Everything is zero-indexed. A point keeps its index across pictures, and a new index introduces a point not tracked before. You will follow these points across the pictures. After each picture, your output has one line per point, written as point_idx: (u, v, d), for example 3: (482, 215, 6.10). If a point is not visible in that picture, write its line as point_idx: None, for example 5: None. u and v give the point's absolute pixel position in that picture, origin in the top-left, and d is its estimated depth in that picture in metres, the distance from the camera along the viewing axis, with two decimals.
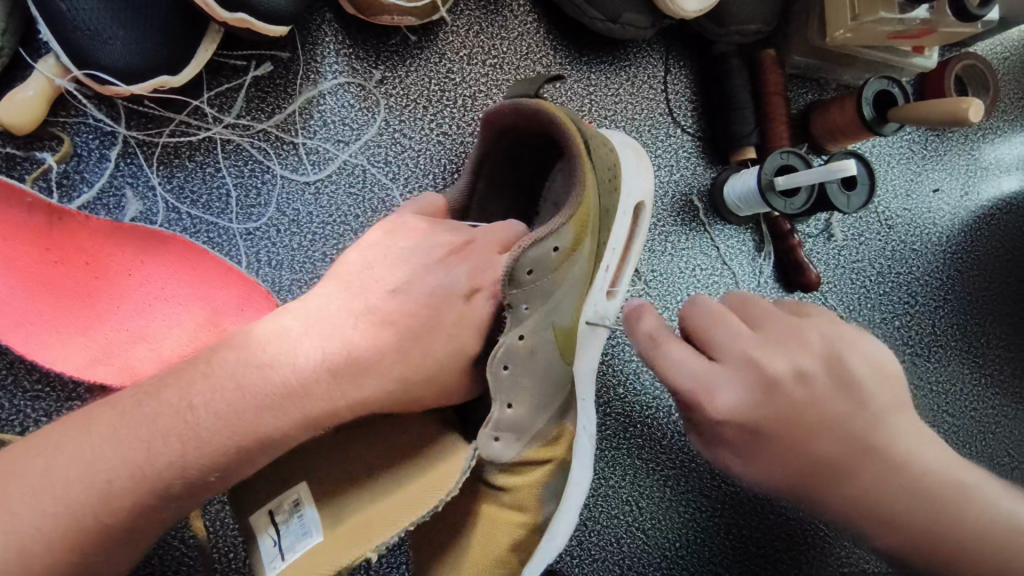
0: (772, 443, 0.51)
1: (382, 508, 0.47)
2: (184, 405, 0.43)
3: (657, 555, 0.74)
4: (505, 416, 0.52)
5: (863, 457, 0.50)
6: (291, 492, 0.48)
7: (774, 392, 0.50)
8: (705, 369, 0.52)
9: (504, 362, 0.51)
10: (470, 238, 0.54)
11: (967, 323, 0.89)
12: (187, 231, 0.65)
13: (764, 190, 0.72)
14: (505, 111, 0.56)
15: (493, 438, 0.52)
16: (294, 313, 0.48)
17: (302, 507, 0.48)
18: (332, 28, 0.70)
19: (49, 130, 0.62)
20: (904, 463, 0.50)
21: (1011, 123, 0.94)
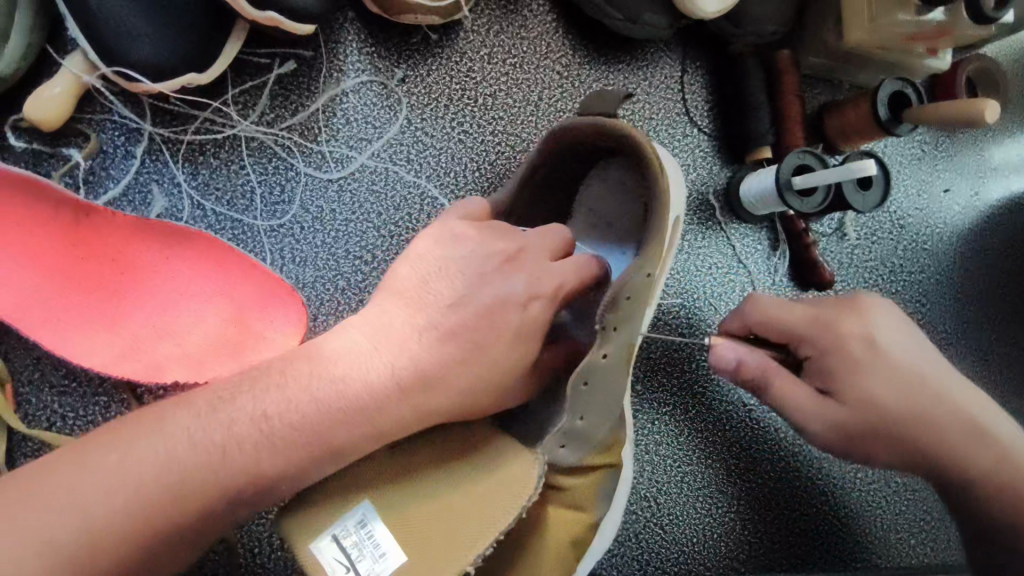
0: (850, 383, 0.59)
1: (455, 516, 0.48)
2: (258, 411, 0.47)
3: (675, 551, 0.75)
4: (574, 428, 0.54)
5: (926, 410, 0.60)
6: (355, 511, 0.48)
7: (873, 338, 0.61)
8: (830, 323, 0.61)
9: (585, 378, 0.52)
10: (521, 246, 0.55)
11: (978, 322, 0.90)
12: (212, 228, 0.65)
13: (782, 189, 0.73)
14: (587, 127, 0.58)
15: (559, 446, 0.55)
16: (359, 329, 0.51)
17: (370, 522, 0.48)
18: (355, 26, 0.70)
19: (76, 127, 0.62)
20: (953, 405, 0.61)
21: (1021, 124, 0.95)
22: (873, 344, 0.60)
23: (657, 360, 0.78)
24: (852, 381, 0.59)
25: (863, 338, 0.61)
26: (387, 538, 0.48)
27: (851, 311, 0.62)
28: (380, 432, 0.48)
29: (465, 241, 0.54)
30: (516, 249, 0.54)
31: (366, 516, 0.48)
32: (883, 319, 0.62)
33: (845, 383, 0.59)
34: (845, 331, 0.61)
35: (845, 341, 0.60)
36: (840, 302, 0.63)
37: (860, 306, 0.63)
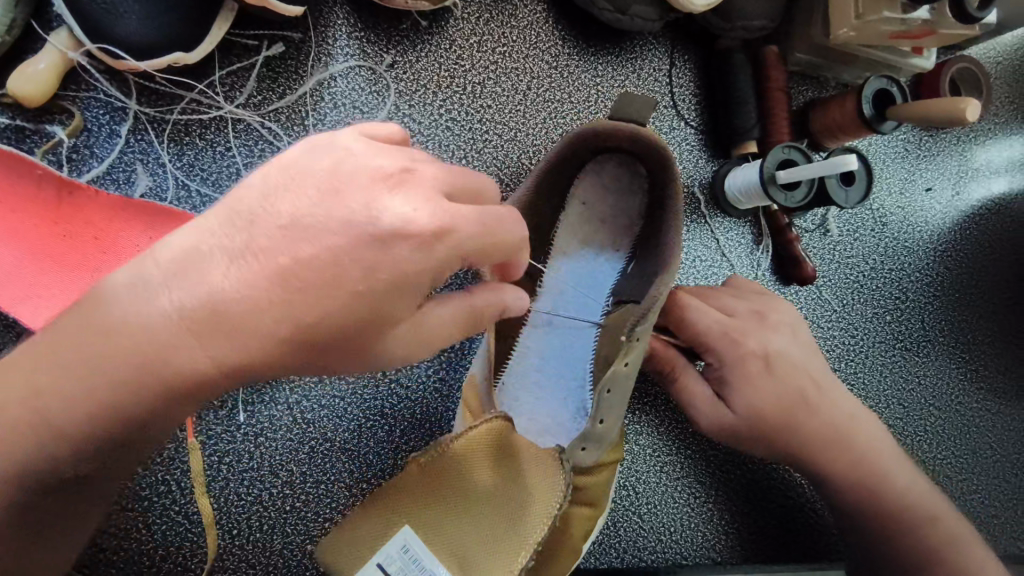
0: (744, 384, 0.66)
1: (497, 533, 0.53)
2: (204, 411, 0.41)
3: (652, 539, 0.75)
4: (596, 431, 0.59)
5: (801, 421, 0.65)
6: (397, 539, 0.52)
7: (771, 338, 0.68)
8: (732, 324, 0.67)
9: (608, 387, 0.58)
10: (409, 164, 0.41)
11: (955, 320, 0.92)
12: (197, 209, 0.65)
13: (766, 183, 0.74)
14: (605, 129, 0.59)
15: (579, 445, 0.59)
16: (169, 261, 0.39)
17: (413, 549, 0.52)
18: (344, 10, 0.70)
19: (59, 104, 0.62)
20: (840, 410, 0.67)
21: (1002, 126, 0.96)
22: (764, 355, 0.66)
23: None
24: (738, 390, 0.66)
25: (759, 354, 0.66)
26: (428, 557, 0.52)
27: (759, 327, 0.68)
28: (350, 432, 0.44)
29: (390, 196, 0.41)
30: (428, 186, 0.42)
31: (406, 542, 0.52)
32: (783, 336, 0.69)
33: (733, 391, 0.66)
34: (742, 347, 0.66)
35: (743, 356, 0.66)
36: (750, 314, 0.69)
37: (772, 322, 0.69)
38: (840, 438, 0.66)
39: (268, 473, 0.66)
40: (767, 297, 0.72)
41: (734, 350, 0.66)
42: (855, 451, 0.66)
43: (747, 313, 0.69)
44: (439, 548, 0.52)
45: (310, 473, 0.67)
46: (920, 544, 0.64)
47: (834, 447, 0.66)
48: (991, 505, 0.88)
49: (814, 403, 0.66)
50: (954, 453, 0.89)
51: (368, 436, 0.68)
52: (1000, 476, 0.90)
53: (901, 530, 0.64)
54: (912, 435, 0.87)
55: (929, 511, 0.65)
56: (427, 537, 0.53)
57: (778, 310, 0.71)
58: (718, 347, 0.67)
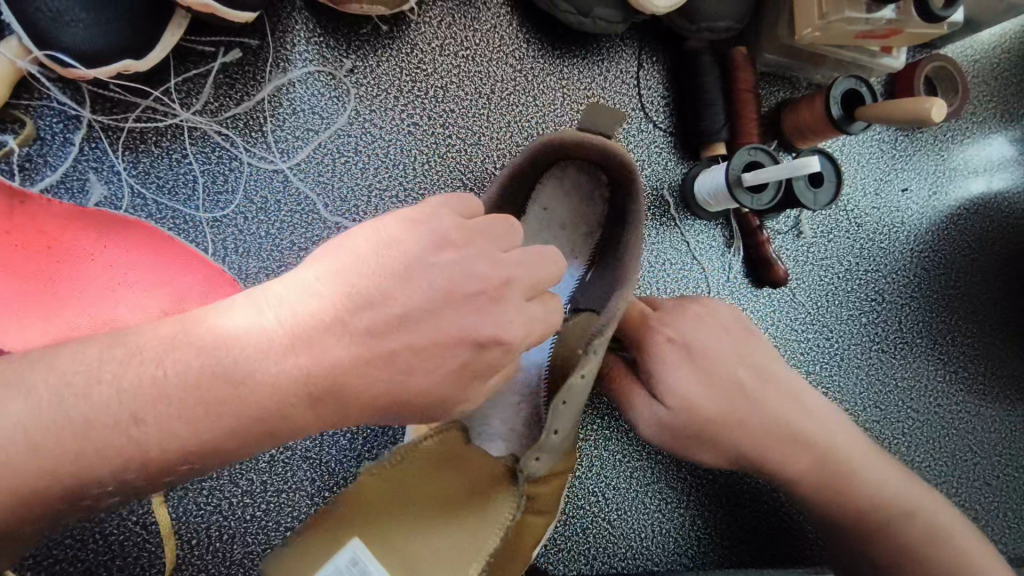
0: (682, 375, 0.64)
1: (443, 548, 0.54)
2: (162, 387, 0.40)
3: (622, 546, 0.74)
4: (551, 443, 0.55)
5: (743, 414, 0.66)
6: (346, 550, 0.51)
7: (704, 328, 0.67)
8: (660, 316, 0.67)
9: (562, 398, 0.53)
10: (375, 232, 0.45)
11: (932, 321, 0.90)
12: (153, 217, 0.65)
13: (731, 186, 0.73)
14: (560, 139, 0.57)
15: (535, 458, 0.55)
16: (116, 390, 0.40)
17: (362, 561, 0.51)
18: (302, 15, 0.70)
19: (12, 113, 0.62)
20: (784, 401, 0.67)
21: (980, 125, 0.95)
22: (693, 347, 0.66)
23: None
24: (670, 387, 0.64)
25: (686, 345, 0.65)
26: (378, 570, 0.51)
27: (687, 319, 0.67)
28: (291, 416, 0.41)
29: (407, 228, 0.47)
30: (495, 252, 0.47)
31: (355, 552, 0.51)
32: (711, 330, 0.67)
33: (668, 390, 0.64)
34: (665, 336, 0.65)
35: (668, 346, 0.65)
36: (677, 308, 0.68)
37: (698, 314, 0.68)
38: (795, 430, 0.67)
39: (228, 482, 0.65)
40: (700, 296, 0.71)
41: (665, 339, 0.65)
42: (809, 440, 0.67)
43: (675, 308, 0.68)
44: (391, 560, 0.52)
45: (271, 482, 0.66)
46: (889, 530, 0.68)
47: (794, 442, 0.67)
48: (971, 507, 0.87)
49: (758, 399, 0.66)
50: (933, 456, 0.88)
51: (330, 444, 0.68)
52: (979, 478, 0.88)
53: (869, 518, 0.68)
54: (890, 438, 0.86)
55: (907, 506, 0.68)
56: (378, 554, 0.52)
57: (705, 303, 0.70)
58: (648, 339, 0.65)
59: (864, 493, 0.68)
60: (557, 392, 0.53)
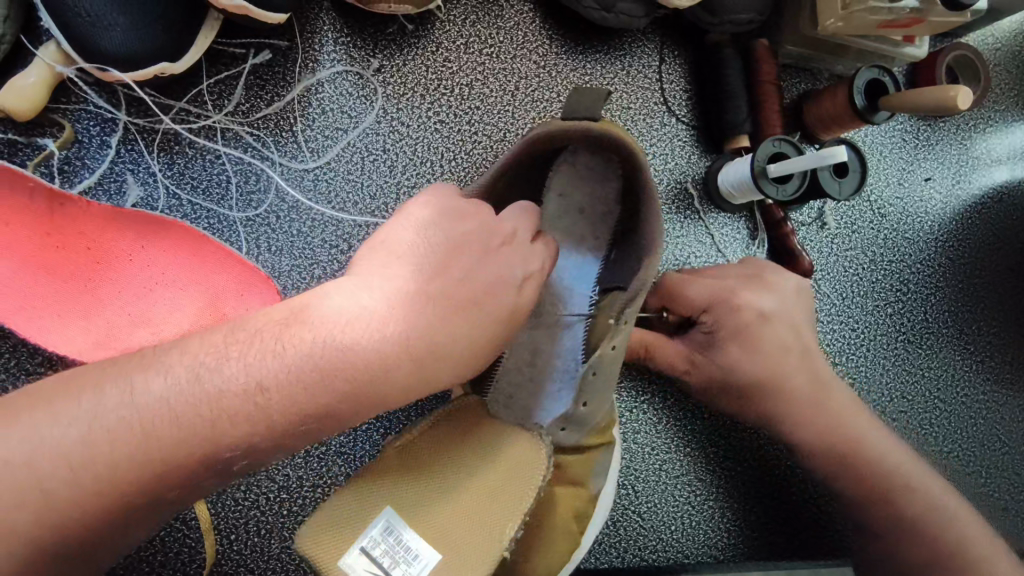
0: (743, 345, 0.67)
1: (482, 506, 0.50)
2: (254, 387, 0.40)
3: (653, 538, 0.75)
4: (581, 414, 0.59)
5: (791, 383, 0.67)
6: (379, 521, 0.48)
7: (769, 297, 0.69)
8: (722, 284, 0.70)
9: (591, 371, 0.57)
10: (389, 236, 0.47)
11: (958, 311, 0.90)
12: (188, 217, 0.66)
13: (756, 177, 0.73)
14: (605, 138, 0.56)
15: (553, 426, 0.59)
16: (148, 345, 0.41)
17: (397, 530, 0.48)
18: (329, 16, 0.71)
19: (51, 117, 0.63)
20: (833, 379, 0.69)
21: (1003, 114, 0.95)
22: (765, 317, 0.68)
23: None
24: (728, 348, 0.67)
25: (754, 308, 0.68)
26: (416, 540, 0.48)
27: (753, 285, 0.70)
28: (338, 415, 0.41)
29: (410, 215, 0.48)
30: (505, 233, 0.49)
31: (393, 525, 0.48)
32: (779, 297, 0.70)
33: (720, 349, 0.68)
34: (737, 305, 0.68)
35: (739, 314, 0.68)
36: (747, 275, 0.71)
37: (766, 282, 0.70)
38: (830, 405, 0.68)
39: (265, 477, 0.66)
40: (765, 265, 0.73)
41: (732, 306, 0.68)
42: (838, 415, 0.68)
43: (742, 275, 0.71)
44: (422, 524, 0.48)
45: (306, 476, 0.66)
46: (909, 518, 0.66)
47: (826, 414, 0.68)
48: (1000, 498, 0.88)
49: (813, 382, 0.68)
50: (960, 446, 0.87)
51: (363, 438, 0.68)
52: (1007, 468, 0.89)
53: (895, 510, 0.66)
54: (918, 428, 0.86)
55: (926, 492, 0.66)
56: (415, 526, 0.48)
57: (780, 274, 0.72)
58: (716, 308, 0.68)
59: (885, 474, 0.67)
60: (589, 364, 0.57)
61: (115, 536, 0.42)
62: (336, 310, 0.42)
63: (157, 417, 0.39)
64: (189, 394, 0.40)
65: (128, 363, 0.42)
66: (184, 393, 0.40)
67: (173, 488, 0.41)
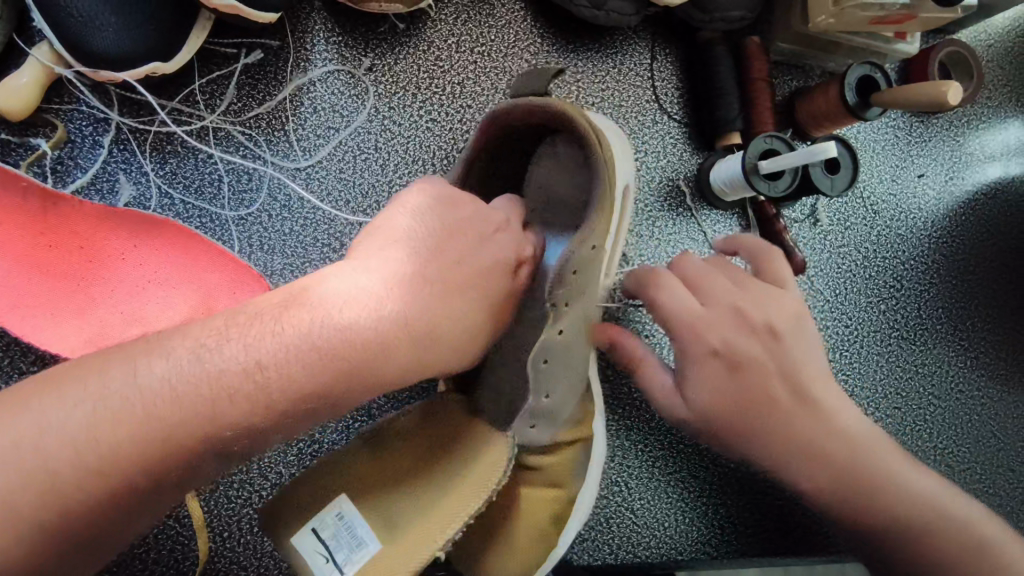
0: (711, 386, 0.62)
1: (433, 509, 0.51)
2: (252, 361, 0.41)
3: (646, 535, 0.75)
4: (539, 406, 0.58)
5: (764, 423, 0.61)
6: (332, 507, 0.51)
7: (740, 334, 0.62)
8: (697, 312, 0.63)
9: (544, 357, 0.56)
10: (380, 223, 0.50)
11: (952, 307, 0.90)
12: (181, 217, 0.66)
13: (747, 174, 0.73)
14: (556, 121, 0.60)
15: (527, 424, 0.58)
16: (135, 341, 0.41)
17: (346, 516, 0.51)
18: (321, 15, 0.71)
19: (44, 118, 0.64)
20: (825, 411, 0.62)
21: (996, 110, 0.95)
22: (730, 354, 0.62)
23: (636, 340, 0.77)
24: (696, 384, 0.63)
25: (725, 348, 0.62)
26: (363, 528, 0.50)
27: (730, 320, 0.63)
28: (327, 395, 0.43)
29: (407, 202, 0.51)
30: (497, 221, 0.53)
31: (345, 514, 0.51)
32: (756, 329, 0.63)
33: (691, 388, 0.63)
34: (704, 340, 0.62)
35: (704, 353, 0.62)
36: (724, 307, 0.63)
37: (744, 312, 0.63)
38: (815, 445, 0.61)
39: (258, 475, 0.66)
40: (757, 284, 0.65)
41: (697, 341, 0.62)
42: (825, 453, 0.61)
43: (720, 301, 0.64)
44: (376, 517, 0.51)
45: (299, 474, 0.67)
46: (915, 558, 0.59)
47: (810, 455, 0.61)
48: (995, 494, 0.88)
49: (785, 411, 0.61)
50: (955, 443, 0.87)
51: (356, 436, 0.68)
52: (1001, 464, 0.89)
53: (899, 546, 0.60)
54: (912, 425, 0.86)
55: (935, 523, 0.59)
56: (370, 512, 0.51)
57: (767, 295, 0.65)
58: (685, 339, 0.63)
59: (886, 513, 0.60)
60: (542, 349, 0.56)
61: (103, 546, 0.42)
62: (333, 292, 0.44)
63: (160, 399, 0.40)
64: (179, 391, 0.40)
65: (118, 359, 0.42)
66: (187, 371, 0.41)
67: (161, 486, 0.41)
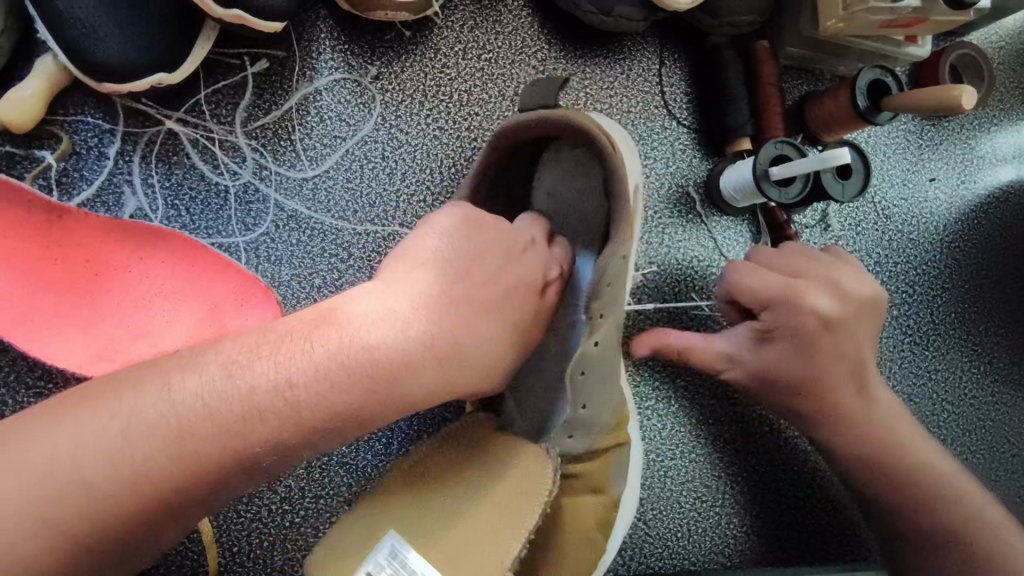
0: (800, 351, 0.65)
1: (478, 532, 0.47)
2: (283, 380, 0.41)
3: (659, 546, 0.74)
4: (579, 416, 0.58)
5: (829, 394, 0.66)
6: (383, 544, 0.46)
7: (836, 304, 0.65)
8: (793, 281, 0.65)
9: (580, 368, 0.58)
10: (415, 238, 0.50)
11: (966, 312, 0.89)
12: (187, 228, 0.66)
13: (759, 179, 0.72)
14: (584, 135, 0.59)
15: (566, 435, 0.58)
16: None
17: (401, 552, 0.45)
18: (327, 24, 0.71)
19: (48, 129, 0.63)
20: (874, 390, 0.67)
21: (1008, 113, 0.94)
22: (826, 321, 0.64)
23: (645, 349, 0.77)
24: (772, 351, 0.66)
25: (820, 313, 0.64)
26: (422, 564, 0.45)
27: (826, 288, 0.66)
28: (355, 413, 0.42)
29: (435, 224, 0.50)
30: (523, 242, 0.55)
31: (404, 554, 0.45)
32: (852, 301, 0.66)
33: (771, 355, 0.66)
34: (804, 306, 0.64)
35: (806, 317, 0.64)
36: (821, 278, 0.66)
37: (832, 284, 0.66)
38: (860, 420, 0.66)
39: (267, 489, 0.65)
40: (829, 258, 0.69)
41: (796, 307, 0.64)
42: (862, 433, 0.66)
43: (816, 272, 0.67)
44: (426, 547, 0.46)
45: (309, 488, 0.66)
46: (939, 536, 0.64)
47: (852, 428, 0.66)
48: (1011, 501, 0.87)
49: (840, 387, 0.66)
50: (969, 449, 0.86)
51: (365, 450, 0.67)
52: (1016, 471, 0.88)
53: (920, 527, 0.65)
54: (926, 431, 0.85)
55: (957, 508, 0.64)
56: (415, 541, 0.46)
57: (848, 273, 0.68)
58: (779, 305, 0.65)
59: (915, 491, 0.65)
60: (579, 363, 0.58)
61: (122, 568, 0.41)
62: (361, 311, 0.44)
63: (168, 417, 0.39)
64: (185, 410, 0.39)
65: (127, 377, 0.42)
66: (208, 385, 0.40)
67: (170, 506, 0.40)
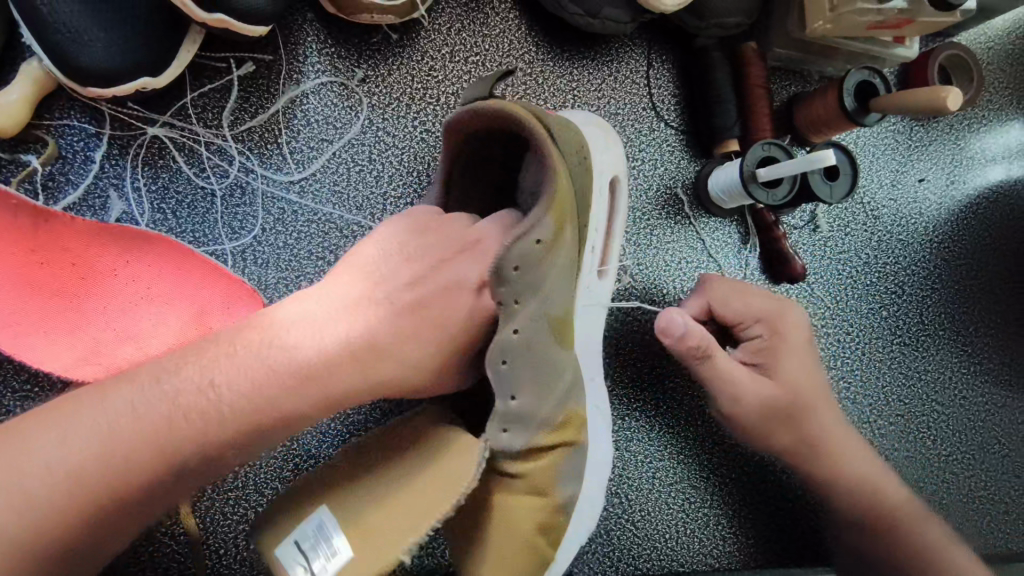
0: (787, 370, 0.70)
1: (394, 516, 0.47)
2: (205, 382, 0.46)
3: (646, 547, 0.74)
4: (508, 410, 0.53)
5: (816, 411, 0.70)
6: (314, 518, 0.48)
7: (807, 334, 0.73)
8: (771, 308, 0.72)
9: (501, 359, 0.52)
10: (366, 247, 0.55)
11: (955, 312, 0.90)
12: (173, 231, 0.66)
13: (746, 181, 0.72)
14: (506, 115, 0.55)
15: (501, 430, 0.53)
16: None
17: (327, 525, 0.47)
18: (314, 27, 0.71)
19: (34, 133, 0.63)
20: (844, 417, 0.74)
21: (997, 113, 0.94)
22: (803, 346, 0.72)
23: (633, 351, 0.77)
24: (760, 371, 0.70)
25: (797, 337, 0.71)
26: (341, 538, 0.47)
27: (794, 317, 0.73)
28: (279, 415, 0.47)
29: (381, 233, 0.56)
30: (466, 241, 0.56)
31: (324, 520, 0.48)
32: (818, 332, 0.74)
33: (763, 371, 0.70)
34: (787, 328, 0.71)
35: (785, 337, 0.71)
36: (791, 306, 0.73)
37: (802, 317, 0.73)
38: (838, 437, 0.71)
39: (254, 491, 0.65)
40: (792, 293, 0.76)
41: (777, 330, 0.71)
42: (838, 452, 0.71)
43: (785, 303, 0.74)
44: (348, 524, 0.47)
45: None
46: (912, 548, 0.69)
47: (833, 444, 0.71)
48: (1001, 501, 0.87)
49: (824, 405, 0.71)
50: (959, 449, 0.87)
51: None
52: (1006, 471, 0.88)
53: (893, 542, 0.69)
54: (916, 432, 0.85)
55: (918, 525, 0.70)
56: (342, 515, 0.48)
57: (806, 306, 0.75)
58: (763, 327, 0.71)
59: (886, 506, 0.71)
60: (496, 352, 0.52)
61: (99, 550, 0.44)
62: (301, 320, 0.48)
63: None
64: None
65: None
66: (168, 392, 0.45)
67: None
